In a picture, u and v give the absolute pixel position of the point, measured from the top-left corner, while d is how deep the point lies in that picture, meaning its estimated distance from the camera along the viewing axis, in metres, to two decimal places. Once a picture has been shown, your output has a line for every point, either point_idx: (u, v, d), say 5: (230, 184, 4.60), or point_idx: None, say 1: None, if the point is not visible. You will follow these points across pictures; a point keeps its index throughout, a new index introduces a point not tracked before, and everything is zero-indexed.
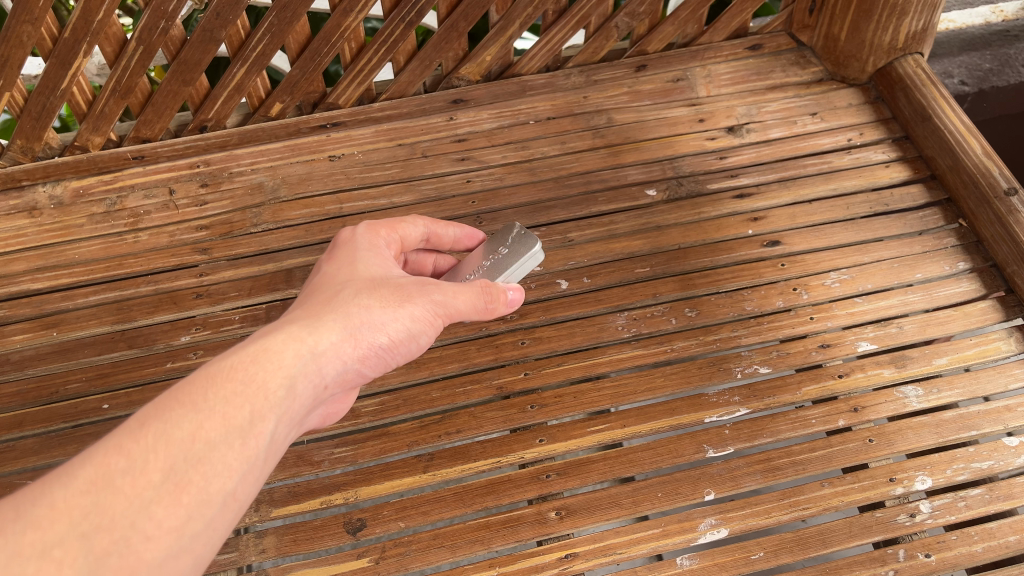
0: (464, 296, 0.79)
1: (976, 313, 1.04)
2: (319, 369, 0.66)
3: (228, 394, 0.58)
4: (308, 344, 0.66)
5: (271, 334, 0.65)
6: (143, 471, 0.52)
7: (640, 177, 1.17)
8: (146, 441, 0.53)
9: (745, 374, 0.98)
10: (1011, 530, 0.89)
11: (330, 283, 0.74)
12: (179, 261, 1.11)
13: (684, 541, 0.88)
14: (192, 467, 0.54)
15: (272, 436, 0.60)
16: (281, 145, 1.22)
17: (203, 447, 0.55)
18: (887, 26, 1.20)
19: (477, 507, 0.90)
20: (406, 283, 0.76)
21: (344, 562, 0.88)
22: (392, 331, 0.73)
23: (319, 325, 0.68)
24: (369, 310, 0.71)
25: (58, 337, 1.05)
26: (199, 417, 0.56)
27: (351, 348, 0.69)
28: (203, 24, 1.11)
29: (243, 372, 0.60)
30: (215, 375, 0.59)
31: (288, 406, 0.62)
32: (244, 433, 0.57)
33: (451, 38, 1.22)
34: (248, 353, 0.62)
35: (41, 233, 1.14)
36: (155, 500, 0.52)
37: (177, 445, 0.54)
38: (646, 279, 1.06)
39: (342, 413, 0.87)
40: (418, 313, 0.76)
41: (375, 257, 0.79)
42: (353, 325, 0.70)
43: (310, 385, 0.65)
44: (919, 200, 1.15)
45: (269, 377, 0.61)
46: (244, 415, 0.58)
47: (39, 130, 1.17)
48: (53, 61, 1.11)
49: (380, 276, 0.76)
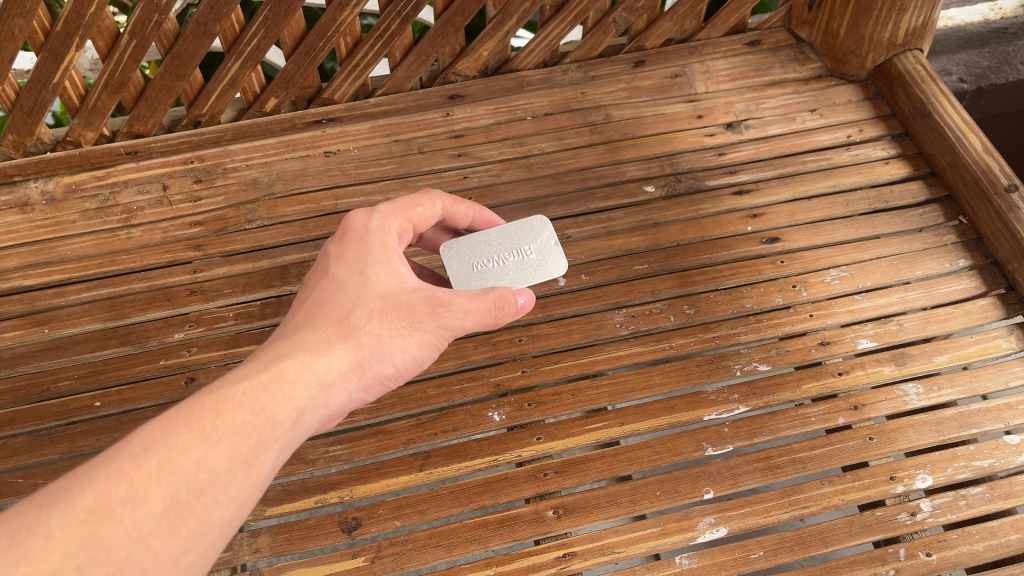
0: (474, 316, 0.75)
1: (977, 311, 1.03)
2: (326, 400, 0.66)
3: (236, 424, 0.60)
4: (318, 374, 0.66)
5: (282, 359, 0.65)
6: (143, 502, 0.54)
7: (639, 174, 1.16)
8: (149, 469, 0.55)
9: (743, 371, 0.97)
10: (1012, 529, 0.88)
11: (340, 296, 0.72)
12: (172, 258, 1.10)
13: (682, 540, 0.87)
14: (193, 498, 0.56)
15: (273, 466, 0.61)
16: (276, 141, 1.21)
17: (206, 477, 0.57)
18: (886, 22, 1.19)
19: (473, 506, 0.89)
20: (418, 306, 0.73)
21: (339, 562, 0.86)
22: (399, 360, 0.72)
23: (329, 352, 0.67)
24: (378, 340, 0.70)
25: (49, 335, 1.03)
26: (205, 447, 0.57)
27: (357, 378, 0.69)
28: (197, 18, 1.10)
29: (252, 401, 0.61)
30: (224, 402, 0.60)
31: (293, 436, 0.63)
32: (248, 466, 0.59)
33: (447, 33, 1.21)
34: (258, 380, 0.63)
35: (33, 230, 1.13)
36: (153, 531, 0.54)
37: (180, 476, 0.56)
38: (644, 276, 1.05)
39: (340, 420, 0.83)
40: (426, 340, 0.73)
41: (389, 268, 0.74)
42: (362, 356, 0.69)
43: (315, 416, 0.66)
44: (919, 197, 1.14)
45: (279, 409, 0.62)
46: (251, 447, 0.59)
47: (30, 126, 1.15)
48: (44, 56, 1.09)
49: (393, 294, 0.72)
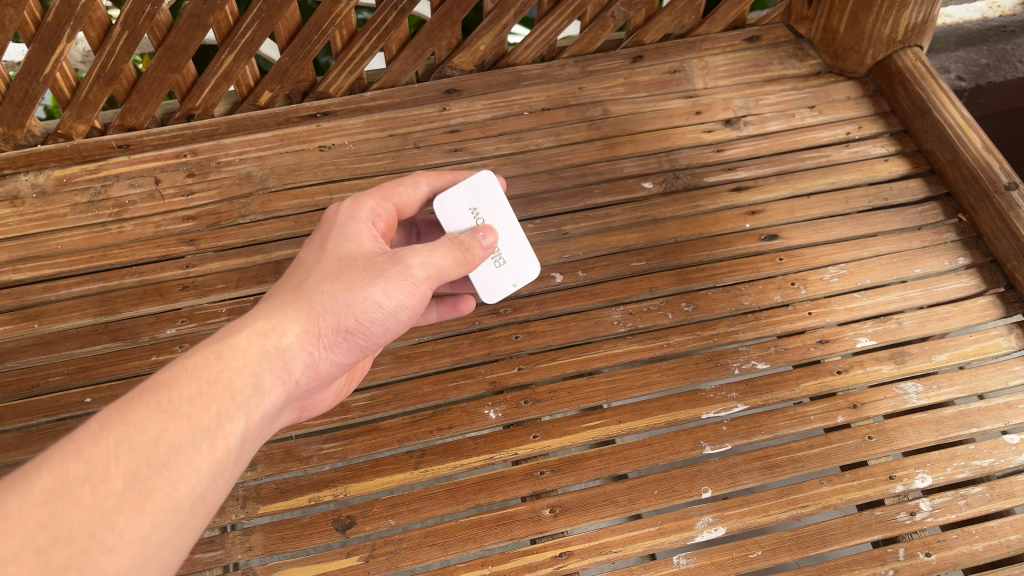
0: (440, 254, 0.75)
1: (976, 310, 1.03)
2: (288, 364, 0.65)
3: (193, 393, 0.59)
4: (275, 339, 0.65)
5: (237, 330, 0.64)
6: (103, 479, 0.52)
7: (637, 170, 1.15)
8: (106, 446, 0.54)
9: (742, 369, 0.97)
10: (1011, 529, 0.87)
11: (301, 269, 0.72)
12: (164, 252, 1.09)
13: (679, 540, 0.86)
14: (156, 472, 0.54)
15: (242, 436, 0.60)
16: (270, 134, 1.19)
17: (167, 450, 0.55)
18: (886, 19, 1.18)
19: (469, 504, 0.88)
20: (377, 260, 0.72)
21: (333, 561, 0.85)
22: (363, 311, 0.70)
23: (286, 316, 0.67)
24: (335, 294, 0.69)
25: (39, 330, 1.02)
26: (163, 419, 0.56)
27: (320, 339, 0.68)
28: (190, 10, 1.09)
29: (208, 369, 0.60)
30: (180, 374, 0.59)
31: (257, 403, 0.62)
32: (211, 435, 0.58)
33: (444, 27, 1.20)
34: (212, 351, 0.62)
35: (23, 223, 1.11)
36: (116, 508, 0.52)
37: (139, 449, 0.54)
38: (642, 273, 1.05)
39: (324, 404, 0.85)
40: (392, 286, 0.71)
41: (348, 233, 0.75)
42: (321, 313, 0.68)
43: (280, 381, 0.64)
44: (918, 195, 1.13)
45: (235, 374, 0.61)
46: (211, 415, 0.58)
47: (21, 118, 1.14)
48: (35, 47, 1.08)
49: (351, 255, 0.73)
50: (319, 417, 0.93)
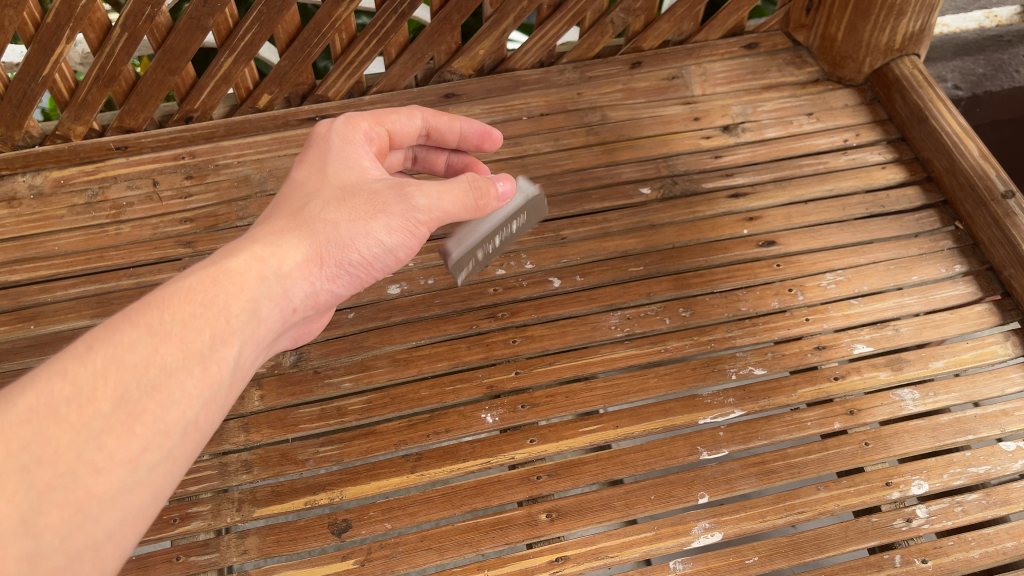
0: (450, 196, 0.75)
1: (973, 317, 1.03)
2: (284, 293, 0.66)
3: (186, 317, 0.59)
4: (271, 266, 0.66)
5: (232, 255, 0.65)
6: (91, 400, 0.53)
7: (635, 175, 1.15)
8: (94, 366, 0.54)
9: (739, 375, 0.97)
10: (1008, 536, 0.87)
11: (300, 193, 0.74)
12: (161, 255, 1.08)
13: (676, 545, 0.86)
14: (146, 395, 0.55)
15: (235, 361, 0.61)
16: (269, 137, 1.19)
17: (158, 373, 0.56)
18: (884, 27, 1.19)
19: (465, 508, 0.88)
20: (380, 193, 0.73)
21: (329, 564, 0.85)
22: (365, 245, 0.72)
23: (284, 244, 0.68)
24: (336, 225, 0.70)
25: (35, 331, 1.01)
26: (154, 341, 0.56)
27: (316, 269, 0.69)
28: (190, 12, 1.09)
29: (202, 294, 0.61)
30: (173, 296, 0.59)
31: (250, 331, 0.63)
32: (203, 360, 0.58)
33: (443, 31, 1.20)
34: (206, 275, 0.62)
35: (19, 225, 1.11)
36: (105, 429, 0.52)
37: (129, 371, 0.55)
38: (639, 278, 1.05)
39: (317, 329, 0.87)
40: (394, 223, 0.73)
41: (349, 162, 0.76)
42: (320, 243, 0.69)
43: (275, 310, 0.65)
44: (915, 202, 1.14)
45: (231, 300, 0.62)
46: (204, 340, 0.59)
47: (19, 118, 1.13)
48: (34, 48, 1.08)
49: (351, 185, 0.74)
50: (315, 420, 0.93)
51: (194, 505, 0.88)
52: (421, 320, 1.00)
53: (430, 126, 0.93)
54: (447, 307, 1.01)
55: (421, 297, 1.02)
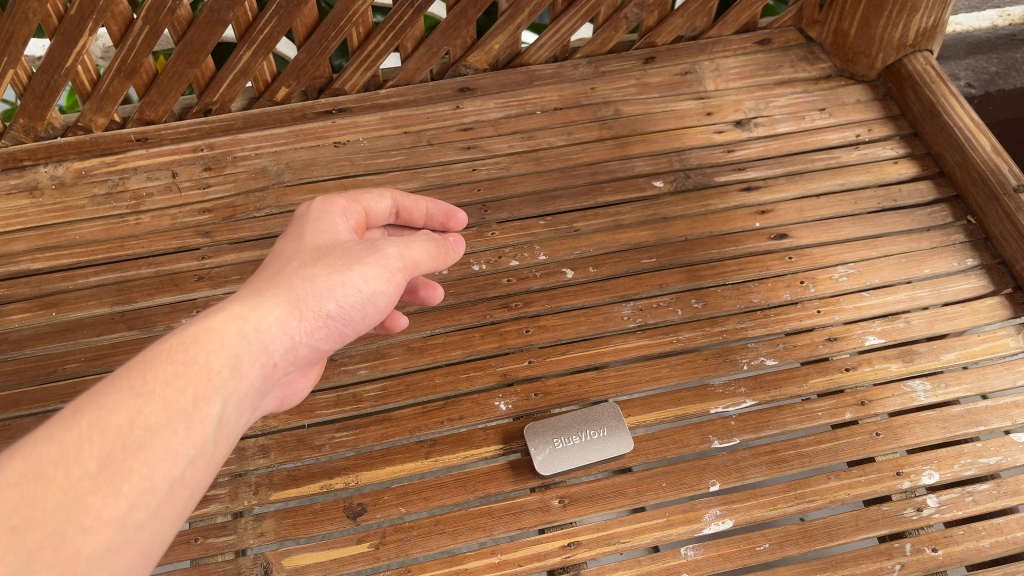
0: (417, 245, 0.76)
1: (984, 310, 1.03)
2: (265, 347, 0.63)
3: (168, 376, 0.57)
4: (251, 321, 0.63)
5: (211, 313, 0.62)
6: (77, 461, 0.51)
7: (648, 169, 1.17)
8: (80, 429, 0.52)
9: (751, 365, 0.98)
10: (1018, 526, 0.88)
11: (276, 259, 0.71)
12: (180, 244, 1.10)
13: (687, 531, 0.87)
14: (132, 454, 0.53)
15: (219, 418, 0.59)
16: (286, 130, 1.21)
17: (143, 432, 0.54)
18: (897, 22, 1.19)
19: (479, 493, 0.89)
20: (354, 248, 0.72)
21: (344, 547, 0.86)
22: (343, 296, 0.70)
23: (262, 300, 0.65)
24: (314, 279, 0.68)
25: (57, 318, 1.03)
26: (137, 402, 0.55)
27: (297, 322, 0.66)
28: (210, 6, 1.10)
29: (184, 353, 0.59)
30: (155, 358, 0.58)
31: (234, 387, 0.60)
32: (187, 417, 0.56)
33: (459, 26, 1.21)
34: (187, 334, 0.60)
35: (41, 214, 1.13)
36: (92, 489, 0.50)
37: (113, 431, 0.53)
38: (652, 270, 1.06)
39: (301, 393, 0.82)
40: (369, 272, 0.71)
41: (324, 225, 0.75)
42: (297, 297, 0.67)
43: (257, 364, 0.63)
44: (927, 197, 1.14)
45: (212, 357, 0.60)
46: (187, 398, 0.57)
47: (41, 110, 1.16)
48: (57, 40, 1.09)
49: (327, 245, 0.72)
50: (332, 406, 0.94)
51: (211, 488, 0.89)
52: (435, 310, 1.02)
53: (400, 206, 0.89)
54: (461, 297, 1.03)
55: None
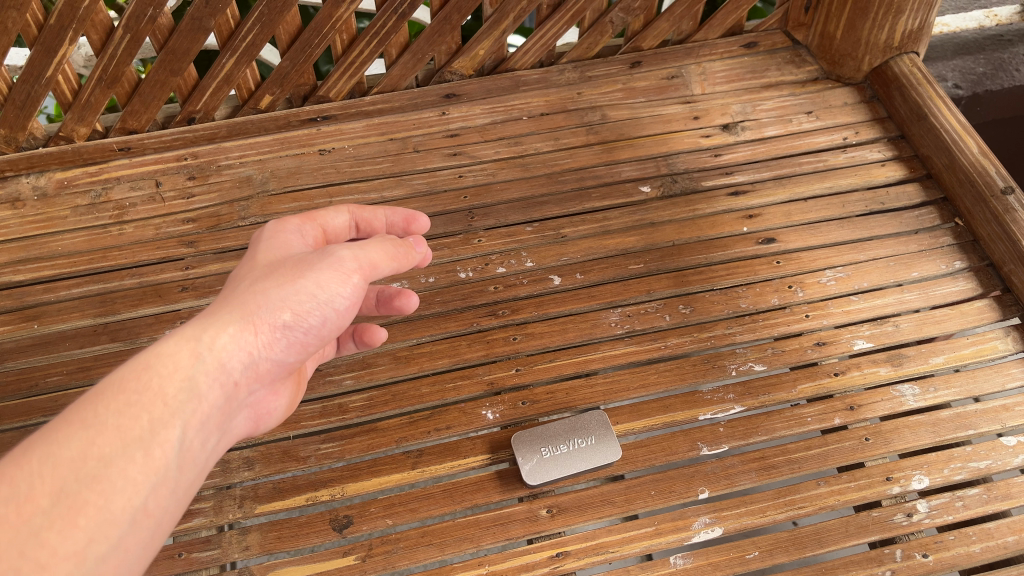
0: (372, 245, 0.70)
1: (973, 313, 1.03)
2: (222, 366, 0.59)
3: (121, 405, 0.53)
4: (205, 341, 0.59)
5: (164, 338, 0.58)
6: (28, 498, 0.47)
7: (635, 174, 1.16)
8: (31, 466, 0.48)
9: (739, 371, 0.97)
10: (1009, 530, 0.87)
11: (230, 282, 0.67)
12: (164, 254, 1.09)
13: (676, 540, 0.86)
14: (87, 486, 0.49)
15: (180, 443, 0.55)
16: (270, 138, 1.20)
17: (97, 463, 0.50)
18: (882, 25, 1.19)
19: (466, 504, 0.88)
20: (306, 256, 0.67)
21: (330, 561, 0.85)
22: (299, 304, 0.64)
23: (214, 318, 0.60)
24: (265, 291, 0.63)
25: (38, 330, 1.02)
26: (89, 433, 0.51)
27: (253, 337, 0.61)
28: (192, 13, 1.09)
29: (135, 381, 0.55)
30: (106, 388, 0.54)
31: (193, 409, 0.56)
32: (144, 444, 0.53)
33: (444, 32, 1.20)
34: (139, 362, 0.56)
35: (23, 225, 1.12)
36: (45, 526, 0.47)
37: (66, 465, 0.49)
38: (640, 276, 1.05)
39: (279, 412, 0.77)
40: (324, 277, 0.65)
41: (276, 243, 0.71)
42: (250, 311, 0.61)
43: (217, 384, 0.58)
44: (914, 199, 1.14)
45: (165, 381, 0.55)
46: (142, 425, 0.53)
47: (22, 120, 1.14)
48: (37, 49, 1.08)
49: (279, 261, 0.67)
50: (317, 417, 0.93)
51: (195, 502, 0.88)
52: (422, 318, 1.01)
53: (359, 220, 0.83)
54: (448, 305, 1.02)
55: (422, 296, 1.02)
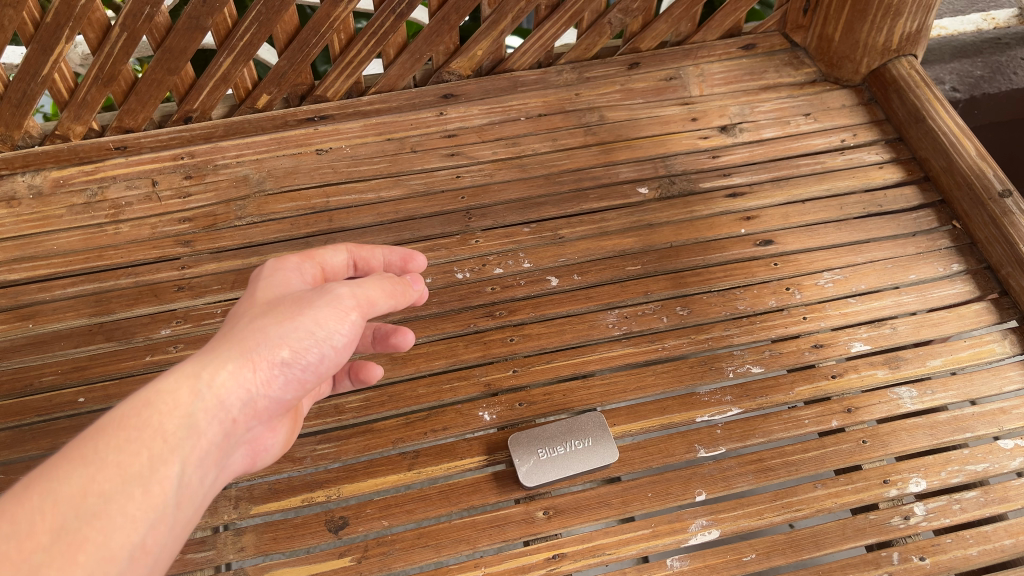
0: (369, 283, 0.70)
1: (970, 316, 1.03)
2: (222, 402, 0.58)
3: (121, 442, 0.52)
4: (205, 377, 0.58)
5: (163, 374, 0.57)
6: (29, 534, 0.46)
7: (633, 175, 1.16)
8: (31, 502, 0.47)
9: (737, 373, 0.97)
10: (1006, 533, 0.87)
11: (228, 319, 0.66)
12: (160, 254, 1.09)
13: (673, 542, 0.86)
14: (87, 523, 0.48)
15: (178, 480, 0.54)
16: (267, 138, 1.20)
17: (97, 500, 0.49)
18: (881, 27, 1.19)
19: (463, 505, 0.88)
20: (305, 294, 0.66)
21: (325, 562, 0.84)
22: (297, 341, 0.63)
23: (212, 356, 0.60)
24: (264, 329, 0.62)
25: (34, 329, 1.01)
26: (89, 470, 0.50)
27: (251, 373, 0.61)
28: (189, 12, 1.09)
29: (136, 417, 0.54)
30: (106, 425, 0.53)
31: (192, 446, 0.56)
32: (144, 481, 0.52)
33: (441, 32, 1.20)
34: (139, 398, 0.55)
35: (19, 224, 1.11)
36: (45, 563, 0.45)
37: (66, 501, 0.48)
38: (636, 277, 1.05)
39: (274, 450, 0.77)
40: (322, 314, 0.65)
41: (276, 280, 0.70)
42: (249, 349, 0.61)
43: (216, 421, 0.58)
44: (912, 202, 1.14)
45: (165, 418, 0.55)
46: (142, 462, 0.52)
47: (18, 118, 1.14)
48: (34, 47, 1.08)
49: (278, 297, 0.67)
50: (312, 418, 0.93)
51: None
52: (419, 319, 1.00)
53: (356, 260, 0.82)
54: (445, 306, 1.01)
55: None
